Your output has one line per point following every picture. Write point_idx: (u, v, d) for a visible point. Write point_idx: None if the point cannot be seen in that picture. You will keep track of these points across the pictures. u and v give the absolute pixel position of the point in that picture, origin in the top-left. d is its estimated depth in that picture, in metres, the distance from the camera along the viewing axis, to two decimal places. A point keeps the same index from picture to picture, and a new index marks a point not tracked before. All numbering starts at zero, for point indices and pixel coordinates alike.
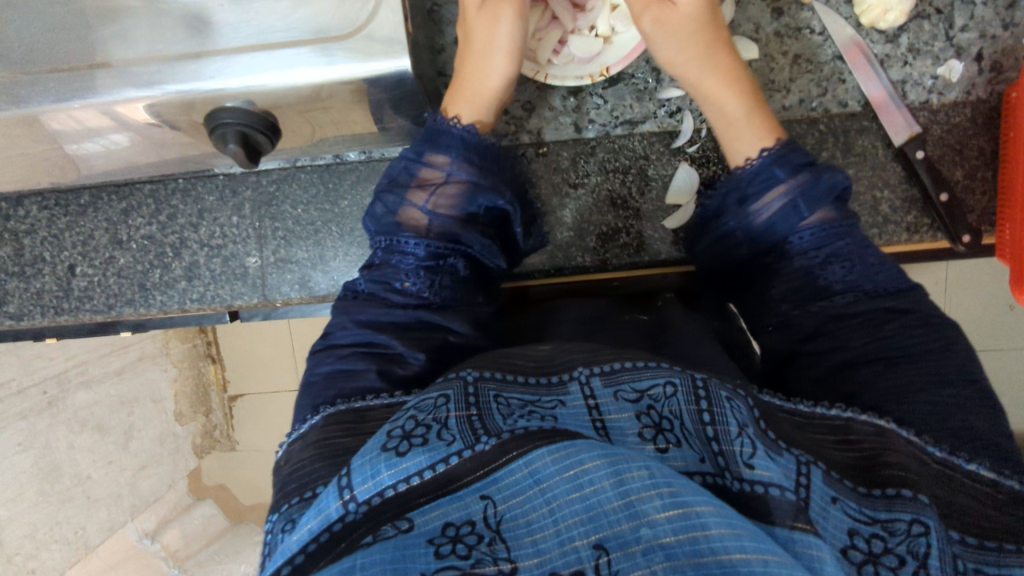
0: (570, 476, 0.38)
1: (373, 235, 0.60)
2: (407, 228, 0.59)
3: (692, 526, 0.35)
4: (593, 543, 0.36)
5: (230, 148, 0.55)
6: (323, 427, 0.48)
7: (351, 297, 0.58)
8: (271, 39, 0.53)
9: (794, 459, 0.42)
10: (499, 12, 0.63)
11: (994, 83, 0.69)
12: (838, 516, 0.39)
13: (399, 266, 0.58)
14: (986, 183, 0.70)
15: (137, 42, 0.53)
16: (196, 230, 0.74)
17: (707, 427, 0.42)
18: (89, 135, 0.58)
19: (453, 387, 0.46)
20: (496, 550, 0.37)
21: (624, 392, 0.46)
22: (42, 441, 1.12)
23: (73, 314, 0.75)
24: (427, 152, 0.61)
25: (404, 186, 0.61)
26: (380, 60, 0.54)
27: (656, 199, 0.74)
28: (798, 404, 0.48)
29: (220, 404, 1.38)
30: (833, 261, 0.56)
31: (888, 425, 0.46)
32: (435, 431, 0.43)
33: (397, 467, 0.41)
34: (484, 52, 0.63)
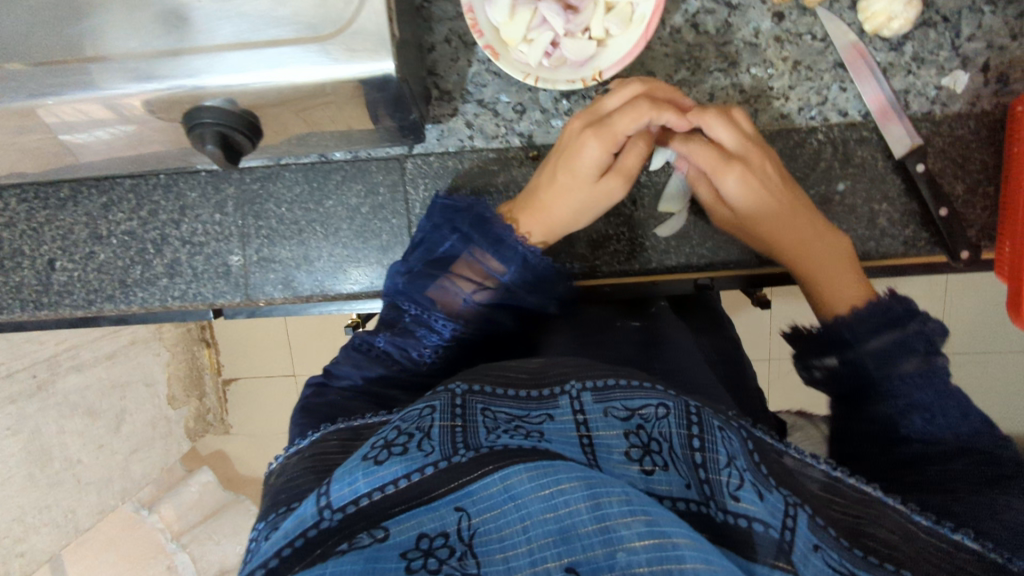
0: (545, 495, 0.36)
1: (406, 300, 0.59)
2: (441, 307, 0.59)
3: (667, 557, 0.32)
4: (565, 566, 0.34)
5: (207, 148, 0.54)
6: (320, 442, 0.49)
7: (364, 350, 0.58)
8: (248, 38, 0.51)
9: (782, 499, 0.40)
10: (609, 186, 0.63)
11: (999, 95, 0.67)
12: (819, 564, 0.38)
13: (420, 339, 0.58)
14: (987, 198, 0.68)
15: (112, 36, 0.51)
16: (178, 227, 0.73)
17: (696, 453, 0.41)
18: (88, 125, 0.57)
19: (441, 398, 0.46)
20: (465, 565, 0.34)
21: (614, 408, 0.44)
22: (31, 425, 1.07)
23: (52, 308, 0.74)
24: (484, 248, 0.61)
25: (455, 272, 0.60)
26: (364, 61, 0.51)
27: (649, 206, 0.72)
28: (789, 448, 0.47)
29: (213, 387, 1.40)
30: (911, 411, 0.53)
31: (873, 491, 0.47)
32: (416, 441, 0.41)
33: (373, 476, 0.39)
34: (585, 217, 0.64)
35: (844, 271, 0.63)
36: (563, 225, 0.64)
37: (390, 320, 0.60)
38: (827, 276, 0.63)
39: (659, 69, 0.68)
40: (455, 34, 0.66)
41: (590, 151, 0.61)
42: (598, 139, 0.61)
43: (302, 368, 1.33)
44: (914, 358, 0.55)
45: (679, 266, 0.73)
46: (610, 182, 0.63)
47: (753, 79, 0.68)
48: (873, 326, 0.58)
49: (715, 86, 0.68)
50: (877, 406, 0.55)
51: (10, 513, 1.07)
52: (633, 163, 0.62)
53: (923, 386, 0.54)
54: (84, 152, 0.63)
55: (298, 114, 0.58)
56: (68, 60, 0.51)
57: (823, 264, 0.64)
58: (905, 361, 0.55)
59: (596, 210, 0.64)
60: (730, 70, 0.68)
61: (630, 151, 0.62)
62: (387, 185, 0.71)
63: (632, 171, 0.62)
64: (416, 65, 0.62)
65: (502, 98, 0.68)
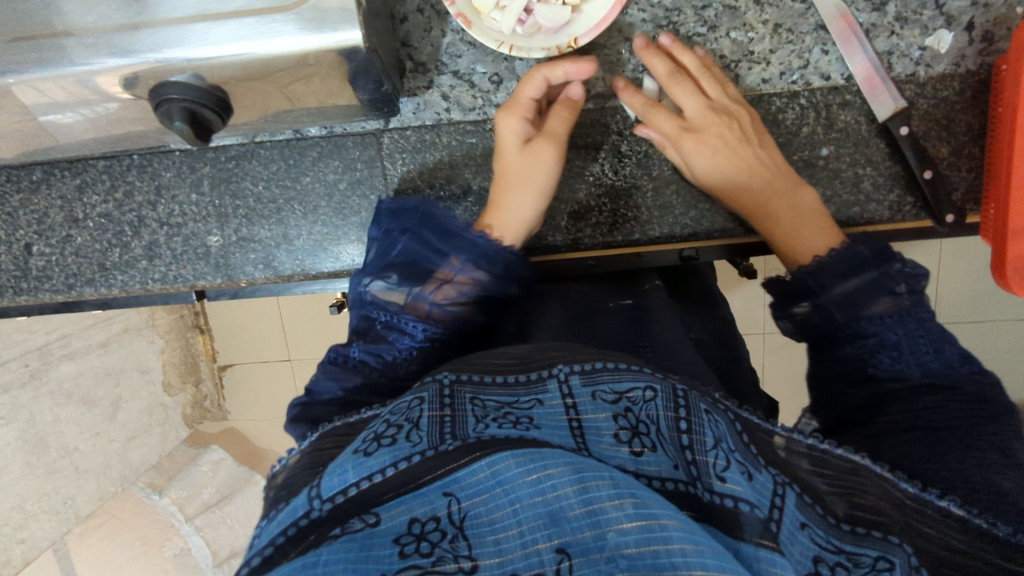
0: (533, 480, 0.35)
1: (374, 308, 0.60)
2: (408, 311, 0.59)
3: (655, 539, 0.32)
4: (555, 547, 0.33)
5: (176, 125, 0.52)
6: (319, 441, 0.47)
7: (339, 362, 0.57)
8: (210, 9, 0.50)
9: (771, 479, 0.40)
10: (539, 153, 0.65)
11: (985, 54, 0.65)
12: (805, 542, 0.38)
13: (394, 343, 0.57)
14: (973, 160, 0.67)
15: (73, 12, 0.50)
16: (155, 208, 0.72)
17: (683, 435, 0.40)
18: (54, 108, 0.56)
19: (429, 389, 0.45)
20: (457, 548, 0.33)
21: (602, 392, 0.43)
22: (26, 414, 1.06)
23: (32, 294, 0.74)
24: (441, 245, 0.63)
25: (417, 273, 0.62)
26: (331, 33, 0.50)
27: (630, 175, 0.71)
28: (775, 426, 0.46)
29: (209, 374, 1.39)
30: (879, 351, 0.56)
31: (863, 460, 0.47)
32: (405, 431, 0.40)
33: (362, 466, 0.38)
34: (535, 194, 0.66)
35: (811, 227, 0.64)
36: (525, 213, 0.66)
37: (362, 331, 0.59)
38: (786, 230, 0.64)
39: (636, 36, 0.67)
40: (427, 3, 0.65)
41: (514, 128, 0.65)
42: (507, 112, 0.65)
43: (295, 351, 1.33)
44: (885, 298, 0.57)
45: (663, 237, 0.72)
46: (540, 149, 0.65)
47: (733, 44, 0.67)
48: (843, 271, 0.59)
49: (695, 51, 0.67)
50: (846, 348, 0.58)
51: (9, 501, 1.07)
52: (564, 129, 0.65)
53: (893, 326, 0.56)
54: (56, 134, 0.62)
55: (280, 90, 0.57)
56: (30, 36, 0.50)
57: (788, 222, 0.64)
58: (875, 301, 0.57)
59: (546, 185, 0.66)
60: (709, 34, 0.66)
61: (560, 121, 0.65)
62: (364, 160, 0.70)
63: (559, 136, 0.65)
64: (387, 34, 0.61)
65: (478, 68, 0.67)
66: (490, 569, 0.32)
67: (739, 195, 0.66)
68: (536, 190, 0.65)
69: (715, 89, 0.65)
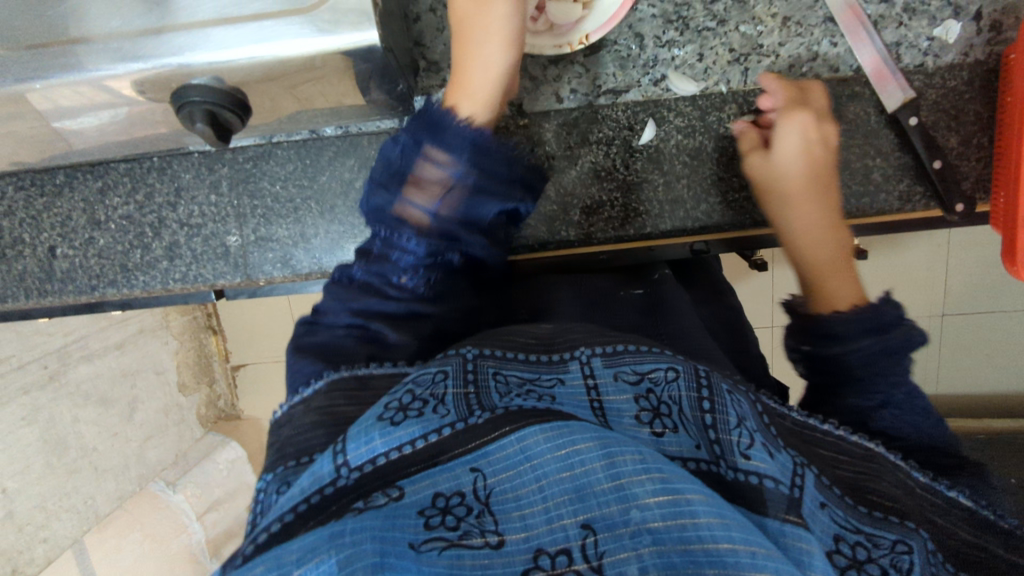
0: (562, 455, 0.36)
1: (374, 221, 0.53)
2: (408, 225, 0.52)
3: (681, 513, 0.32)
4: (580, 523, 0.33)
5: (198, 127, 0.54)
6: (328, 393, 0.47)
7: (344, 283, 0.55)
8: (230, 14, 0.51)
9: (791, 460, 0.41)
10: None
11: (993, 43, 0.66)
12: (826, 520, 0.39)
13: (397, 263, 0.53)
14: (982, 149, 0.68)
15: (95, 18, 0.51)
16: (175, 209, 0.73)
17: (706, 415, 0.41)
18: (77, 112, 0.57)
19: (452, 363, 0.45)
20: (483, 523, 0.34)
21: (624, 373, 0.44)
22: (46, 414, 1.09)
23: (56, 295, 0.75)
24: (426, 139, 0.53)
25: (406, 177, 0.53)
26: (348, 32, 0.52)
27: (642, 169, 0.71)
28: (793, 412, 0.49)
29: (223, 373, 1.41)
30: (884, 408, 0.54)
31: (877, 447, 0.50)
32: (431, 405, 0.41)
33: (390, 436, 0.38)
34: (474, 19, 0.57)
35: (847, 278, 0.61)
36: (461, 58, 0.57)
37: (366, 248, 0.55)
38: (822, 274, 0.61)
39: (646, 31, 0.67)
40: (440, 3, 0.66)
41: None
42: None
43: None
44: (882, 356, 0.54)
45: (674, 232, 0.72)
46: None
47: (743, 38, 0.67)
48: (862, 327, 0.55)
49: (704, 46, 0.68)
50: (850, 399, 0.55)
51: (32, 499, 1.08)
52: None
53: (899, 385, 0.54)
54: (76, 137, 0.63)
55: (292, 91, 0.58)
56: (52, 42, 0.52)
57: (824, 266, 0.62)
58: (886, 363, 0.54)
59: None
60: (719, 28, 0.67)
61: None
62: None
63: None
64: (401, 34, 0.62)
65: None
66: (516, 544, 0.33)
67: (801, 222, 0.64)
68: (503, 40, 0.56)
69: (801, 125, 0.63)
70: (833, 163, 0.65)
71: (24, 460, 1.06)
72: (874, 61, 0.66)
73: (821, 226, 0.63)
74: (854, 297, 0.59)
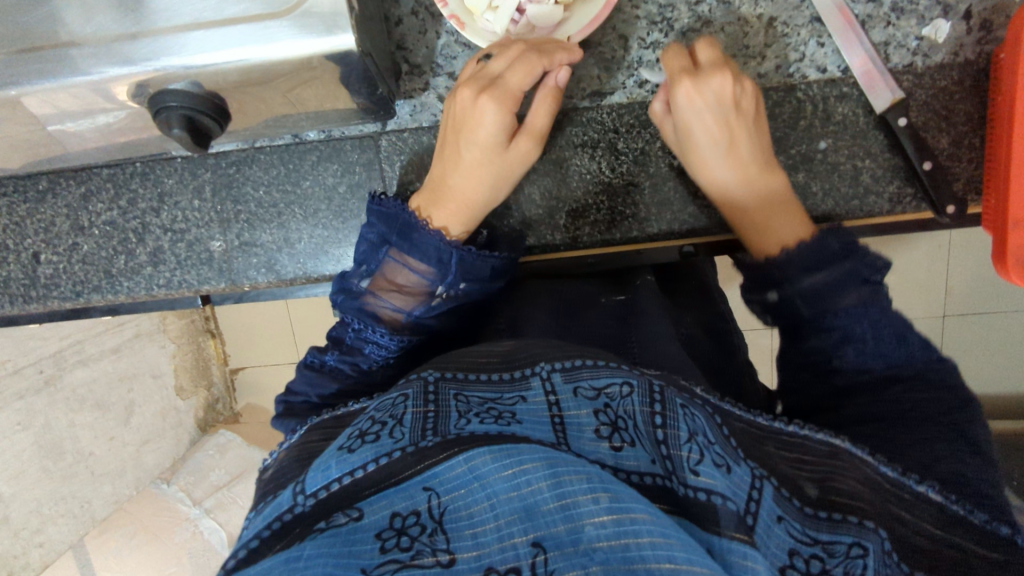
0: (509, 474, 0.35)
1: (349, 315, 0.61)
2: (381, 322, 0.61)
3: (625, 532, 0.31)
4: (531, 541, 0.32)
5: (174, 132, 0.54)
6: (307, 433, 0.50)
7: (316, 368, 0.60)
8: (205, 18, 0.50)
9: (749, 471, 0.41)
10: (515, 151, 0.62)
11: (983, 43, 0.65)
12: (781, 533, 0.38)
13: (369, 354, 0.60)
14: (973, 150, 0.67)
15: (72, 23, 0.51)
16: (158, 215, 0.73)
17: (659, 430, 0.40)
18: (79, 116, 0.57)
19: (413, 386, 0.45)
20: (435, 541, 0.33)
21: (583, 388, 0.44)
22: (41, 419, 1.09)
23: (41, 301, 0.75)
24: (404, 256, 0.61)
25: (383, 281, 0.61)
26: (325, 36, 0.51)
27: (628, 172, 0.70)
28: (757, 416, 0.49)
29: (221, 377, 1.40)
30: (845, 344, 0.55)
31: (843, 443, 0.48)
32: (388, 429, 0.40)
33: (346, 462, 0.38)
34: (495, 160, 0.62)
35: (780, 217, 0.62)
36: (472, 190, 0.63)
37: (338, 337, 0.62)
38: (753, 219, 0.62)
39: (631, 33, 0.66)
40: (421, 5, 0.65)
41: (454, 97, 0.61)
42: (495, 103, 0.59)
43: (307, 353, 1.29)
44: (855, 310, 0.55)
45: (662, 235, 0.72)
46: (516, 146, 0.62)
47: (728, 39, 0.66)
48: (810, 265, 0.57)
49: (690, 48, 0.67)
50: (812, 340, 0.57)
51: (27, 504, 1.10)
52: (516, 82, 0.57)
53: (860, 318, 0.55)
54: (60, 145, 0.63)
55: (278, 95, 0.58)
56: (31, 47, 0.51)
57: (752, 214, 0.63)
58: (841, 294, 0.56)
59: (502, 145, 0.61)
60: (703, 30, 0.66)
61: (503, 76, 0.58)
62: (362, 163, 0.71)
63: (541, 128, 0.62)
64: (381, 39, 0.62)
65: None
66: (467, 562, 0.31)
67: (717, 186, 0.63)
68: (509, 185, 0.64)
69: (686, 99, 0.59)
70: (740, 115, 0.61)
71: (20, 466, 1.08)
72: (860, 63, 0.65)
73: (739, 182, 0.62)
74: (792, 238, 0.60)
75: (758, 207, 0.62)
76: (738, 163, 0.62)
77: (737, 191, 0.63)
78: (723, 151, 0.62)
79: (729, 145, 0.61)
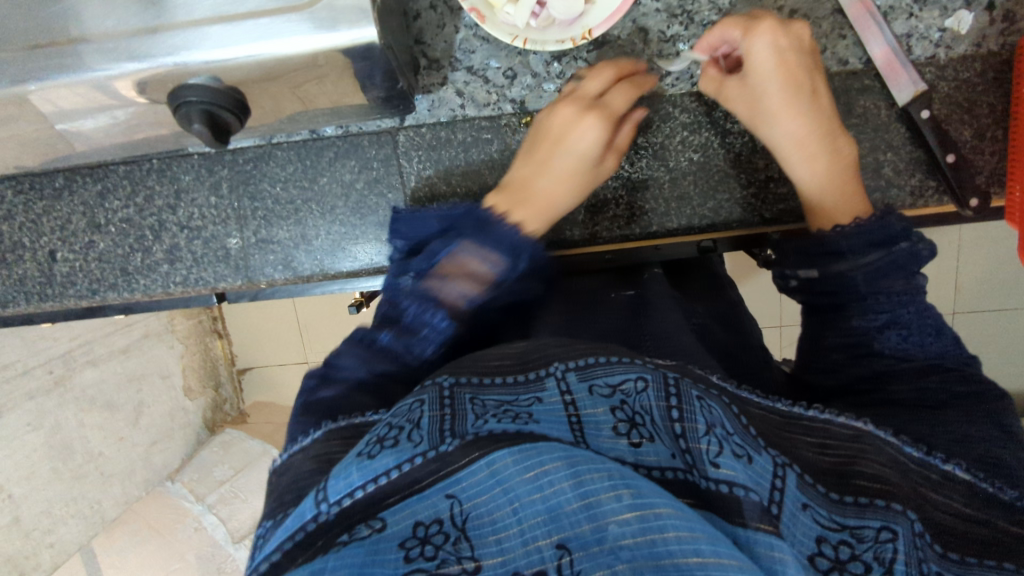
0: (531, 477, 0.34)
1: (408, 297, 0.54)
2: (441, 306, 0.53)
3: (650, 528, 0.31)
4: (555, 543, 0.32)
5: (194, 128, 0.52)
6: (325, 441, 0.45)
7: (366, 345, 0.53)
8: (227, 12, 0.50)
9: (771, 460, 0.40)
10: (604, 166, 0.65)
11: (1006, 34, 0.64)
12: (808, 522, 0.38)
13: (426, 340, 0.52)
14: (996, 142, 0.66)
15: (90, 17, 0.51)
16: (175, 212, 0.73)
17: (676, 424, 0.39)
18: (84, 113, 0.57)
19: (429, 391, 0.43)
20: (460, 549, 0.33)
21: (598, 386, 0.42)
22: (51, 420, 1.09)
23: (58, 299, 0.75)
24: (475, 246, 0.56)
25: (446, 267, 0.55)
26: (345, 30, 0.51)
27: (647, 167, 0.71)
28: (777, 403, 0.48)
29: (229, 376, 1.38)
30: (890, 327, 0.54)
31: (866, 426, 0.47)
32: (406, 433, 0.39)
33: (366, 469, 0.37)
34: (587, 172, 0.64)
35: (853, 181, 0.61)
36: (557, 195, 0.63)
37: (391, 316, 0.54)
38: (833, 182, 0.61)
39: (650, 26, 0.66)
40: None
41: (550, 112, 0.64)
42: (598, 117, 0.62)
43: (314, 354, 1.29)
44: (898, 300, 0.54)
45: (681, 230, 0.72)
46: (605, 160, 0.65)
47: None
48: (867, 248, 0.55)
49: None
50: (854, 321, 0.56)
51: (38, 505, 1.10)
52: (619, 103, 0.63)
53: (910, 309, 0.54)
54: (77, 142, 0.63)
55: (293, 90, 0.58)
56: (49, 43, 0.51)
57: (831, 175, 0.61)
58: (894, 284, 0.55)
59: (595, 158, 0.64)
60: None
61: (603, 96, 0.63)
62: (380, 159, 0.71)
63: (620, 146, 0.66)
64: (400, 33, 0.61)
65: (492, 63, 0.67)
66: (492, 569, 0.32)
67: (795, 144, 0.61)
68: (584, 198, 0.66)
69: (768, 43, 0.59)
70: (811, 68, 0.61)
71: (30, 466, 1.07)
72: (880, 55, 0.64)
73: (818, 139, 0.61)
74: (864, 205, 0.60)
75: (837, 168, 0.61)
76: (815, 118, 0.61)
77: (817, 151, 0.61)
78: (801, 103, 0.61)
79: (805, 99, 0.61)
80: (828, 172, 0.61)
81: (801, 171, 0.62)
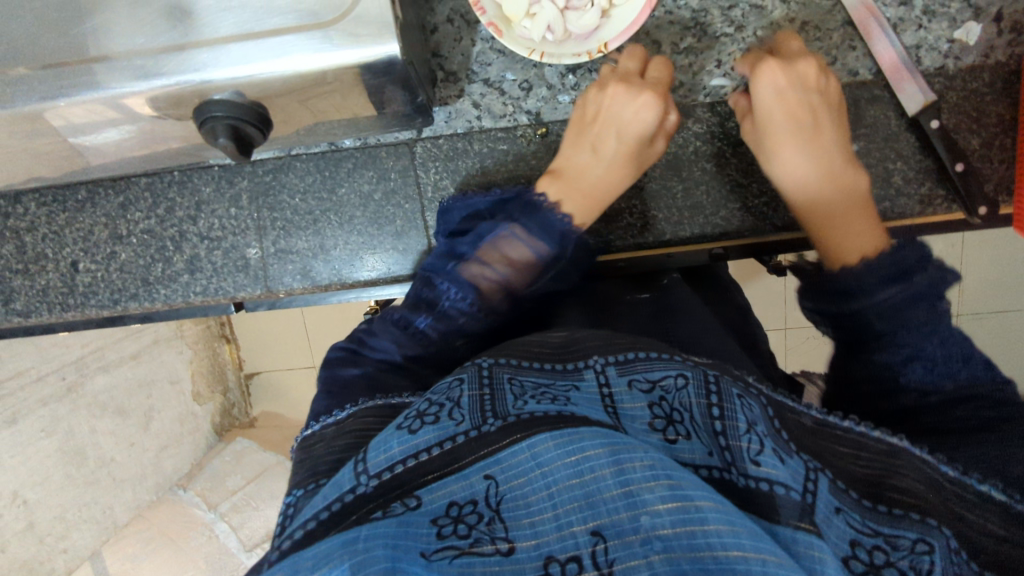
0: (572, 462, 0.35)
1: (448, 281, 0.60)
2: (478, 295, 0.60)
3: (691, 519, 0.32)
4: (590, 530, 0.33)
5: (220, 141, 0.53)
6: (358, 417, 0.49)
7: (401, 326, 0.58)
8: (252, 29, 0.51)
9: (803, 464, 0.41)
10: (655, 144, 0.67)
11: (1014, 44, 0.66)
12: (841, 526, 0.39)
13: (460, 324, 0.59)
14: (1004, 151, 0.67)
15: (117, 34, 0.51)
16: (195, 223, 0.74)
17: (716, 421, 0.40)
18: (95, 127, 0.57)
19: (468, 371, 0.46)
20: (494, 530, 0.34)
21: (637, 381, 0.44)
22: (65, 426, 1.11)
23: (79, 309, 0.76)
24: (523, 229, 0.62)
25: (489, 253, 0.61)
26: (367, 44, 0.51)
27: (661, 176, 0.72)
28: (810, 410, 0.50)
29: (237, 382, 1.40)
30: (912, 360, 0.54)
31: (901, 442, 0.47)
32: (446, 410, 0.42)
33: (408, 443, 0.40)
34: (640, 151, 0.66)
35: (860, 222, 0.62)
36: (607, 184, 0.66)
37: (429, 300, 0.59)
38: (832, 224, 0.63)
39: (664, 38, 0.68)
40: (456, 13, 0.66)
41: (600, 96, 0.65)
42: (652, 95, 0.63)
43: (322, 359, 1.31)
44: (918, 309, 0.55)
45: (695, 238, 0.73)
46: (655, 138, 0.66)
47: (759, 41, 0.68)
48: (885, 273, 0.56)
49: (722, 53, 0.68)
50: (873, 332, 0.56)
51: (53, 511, 1.11)
52: (659, 74, 0.65)
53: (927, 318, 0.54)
54: (98, 156, 0.64)
55: (302, 104, 0.58)
56: (74, 61, 0.52)
57: (836, 215, 0.63)
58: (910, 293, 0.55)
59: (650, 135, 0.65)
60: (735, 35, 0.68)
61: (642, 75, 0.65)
62: (398, 170, 0.72)
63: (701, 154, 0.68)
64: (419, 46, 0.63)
65: (508, 75, 0.68)
66: (526, 551, 0.33)
67: (797, 182, 0.65)
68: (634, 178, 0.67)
69: (769, 80, 0.62)
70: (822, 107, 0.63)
71: (43, 472, 1.09)
72: (887, 61, 0.65)
73: (822, 176, 0.64)
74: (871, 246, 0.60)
75: (845, 208, 0.63)
76: (823, 158, 0.64)
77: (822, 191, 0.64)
78: (799, 143, 0.63)
79: (807, 137, 0.63)
80: (831, 211, 0.63)
81: (806, 211, 0.65)
